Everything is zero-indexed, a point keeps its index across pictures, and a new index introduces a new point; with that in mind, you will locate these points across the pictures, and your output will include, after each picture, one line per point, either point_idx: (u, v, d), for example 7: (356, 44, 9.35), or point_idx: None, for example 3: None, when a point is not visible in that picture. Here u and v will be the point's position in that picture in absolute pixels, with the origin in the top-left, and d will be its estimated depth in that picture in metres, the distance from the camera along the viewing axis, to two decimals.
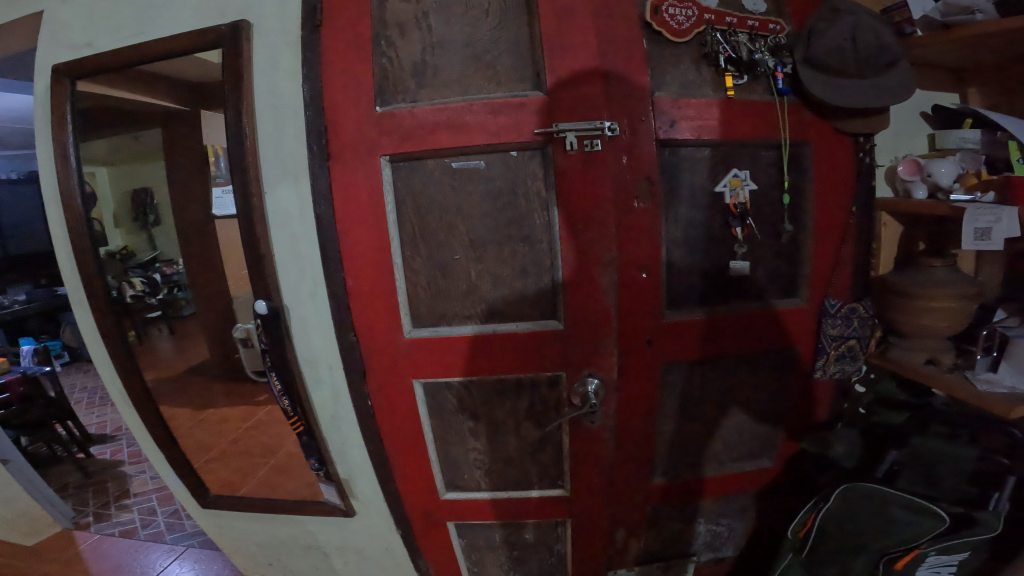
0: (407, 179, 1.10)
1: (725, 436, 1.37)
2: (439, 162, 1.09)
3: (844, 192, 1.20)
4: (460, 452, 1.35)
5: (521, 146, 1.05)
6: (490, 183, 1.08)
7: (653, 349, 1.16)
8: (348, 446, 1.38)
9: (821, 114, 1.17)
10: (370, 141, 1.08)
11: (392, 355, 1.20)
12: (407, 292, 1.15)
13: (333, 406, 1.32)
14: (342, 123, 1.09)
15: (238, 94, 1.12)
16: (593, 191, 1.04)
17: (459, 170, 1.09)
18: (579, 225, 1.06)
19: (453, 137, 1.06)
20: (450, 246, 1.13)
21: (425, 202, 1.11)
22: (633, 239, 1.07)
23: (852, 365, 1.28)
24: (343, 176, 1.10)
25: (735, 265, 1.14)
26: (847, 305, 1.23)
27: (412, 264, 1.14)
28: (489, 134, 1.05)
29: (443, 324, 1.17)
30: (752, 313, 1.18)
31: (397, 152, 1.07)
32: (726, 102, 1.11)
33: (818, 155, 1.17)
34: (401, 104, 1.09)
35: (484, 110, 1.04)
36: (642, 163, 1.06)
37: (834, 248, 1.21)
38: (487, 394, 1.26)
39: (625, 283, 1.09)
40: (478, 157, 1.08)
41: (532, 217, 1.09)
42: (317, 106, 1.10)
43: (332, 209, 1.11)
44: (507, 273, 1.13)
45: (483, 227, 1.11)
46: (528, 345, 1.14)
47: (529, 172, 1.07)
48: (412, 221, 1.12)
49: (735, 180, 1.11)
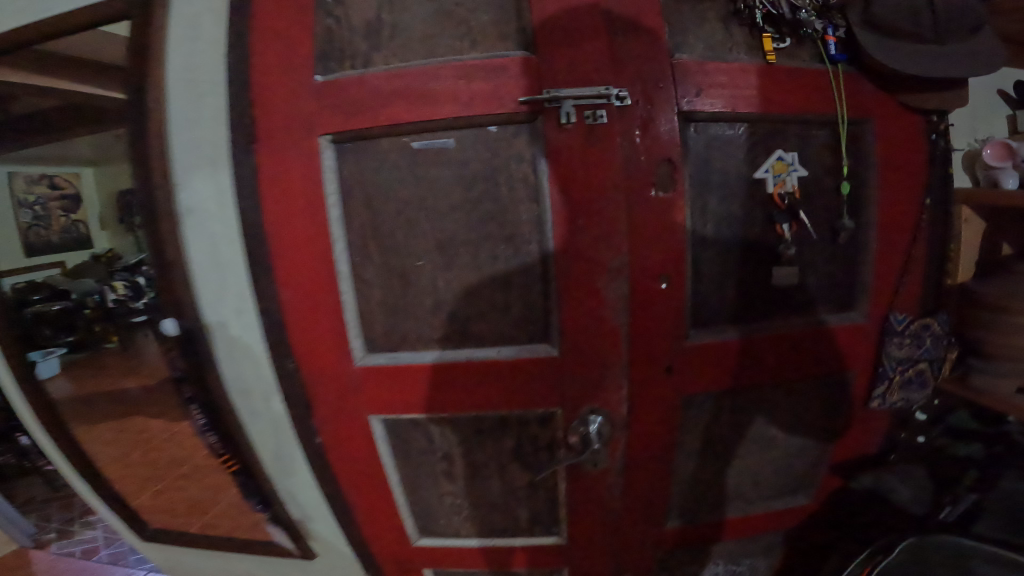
0: (355, 164, 0.85)
1: (757, 471, 1.12)
2: (395, 141, 0.83)
3: (916, 180, 0.95)
4: (433, 495, 1.11)
5: (501, 118, 0.80)
6: (462, 168, 0.82)
7: (673, 380, 0.90)
8: (297, 484, 1.14)
9: (885, 85, 0.91)
10: (306, 117, 0.83)
11: (342, 381, 0.96)
12: (357, 310, 0.90)
13: (275, 443, 1.09)
14: (271, 93, 0.85)
15: (143, 68, 0.89)
16: (595, 177, 0.78)
17: (421, 152, 0.83)
18: (578, 223, 0.80)
19: (412, 108, 0.80)
20: (411, 250, 0.86)
21: (377, 193, 0.85)
22: (649, 242, 0.81)
23: (921, 393, 1.06)
24: (272, 161, 0.86)
25: (777, 273, 0.87)
26: (916, 323, 1.00)
27: (362, 273, 0.89)
28: (459, 103, 0.79)
29: (403, 347, 0.92)
30: (799, 333, 0.93)
31: (340, 130, 0.83)
32: (765, 67, 0.85)
33: (884, 133, 0.91)
34: (347, 71, 0.84)
35: (450, 74, 0.79)
36: (661, 140, 0.80)
37: (901, 250, 0.96)
38: (464, 432, 1.02)
39: (638, 300, 0.83)
40: (447, 135, 0.82)
41: (516, 212, 0.83)
42: (240, 75, 0.86)
43: (259, 202, 0.87)
44: (485, 286, 0.86)
45: (453, 225, 0.84)
46: (513, 376, 0.89)
47: (510, 152, 0.81)
48: (362, 218, 0.86)
49: (779, 164, 0.86)
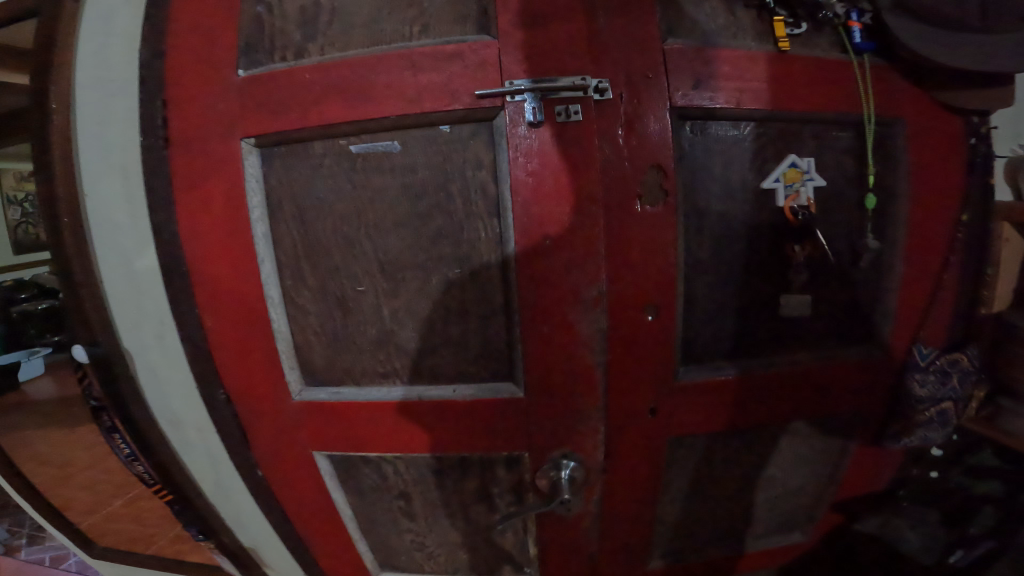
0: (284, 171, 0.71)
1: (758, 512, 1.00)
2: (329, 145, 0.69)
3: (952, 192, 0.80)
4: (392, 533, 0.99)
5: (455, 117, 0.66)
6: (410, 176, 0.69)
7: (660, 423, 0.77)
8: (245, 515, 1.03)
9: (918, 80, 0.77)
10: (227, 112, 0.70)
11: (279, 420, 0.83)
12: (293, 340, 0.77)
13: (214, 474, 0.97)
14: (188, 86, 0.72)
15: (45, 61, 0.77)
16: (569, 188, 0.65)
17: (360, 157, 0.69)
18: (548, 244, 0.66)
19: (346, 104, 0.66)
20: (350, 272, 0.72)
21: (309, 204, 0.71)
22: (632, 266, 0.68)
23: (940, 433, 0.86)
24: (188, 167, 0.72)
25: (784, 302, 0.75)
26: (943, 357, 0.85)
27: (296, 297, 0.75)
28: (404, 98, 0.65)
29: (348, 381, 0.79)
30: (811, 370, 0.79)
31: (265, 132, 0.69)
32: (776, 56, 0.71)
33: (918, 136, 0.77)
34: (276, 65, 0.70)
35: (394, 63, 0.65)
36: (649, 145, 0.66)
37: (931, 274, 0.82)
38: (423, 471, 0.89)
39: (618, 334, 0.70)
40: (390, 137, 0.68)
41: (474, 229, 0.69)
42: (154, 63, 0.73)
43: (174, 215, 0.74)
44: (439, 316, 0.73)
45: (399, 244, 0.70)
46: (473, 419, 0.76)
47: (466, 157, 0.67)
48: (292, 234, 0.73)
49: (793, 172, 0.72)
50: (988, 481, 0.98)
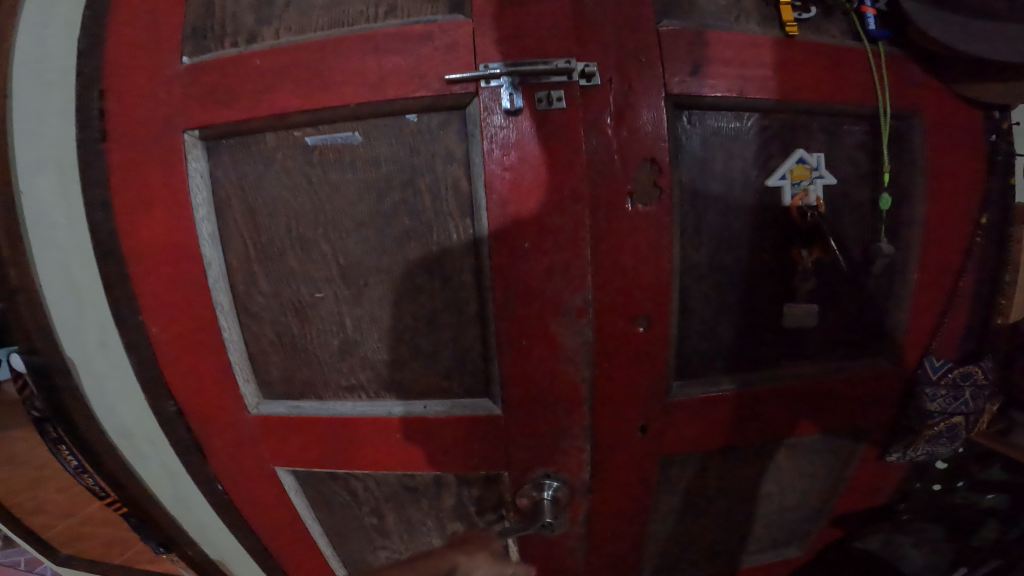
0: (233, 165, 0.64)
1: (760, 533, 0.90)
2: (283, 136, 0.62)
3: (970, 192, 0.73)
4: (365, 550, 0.91)
5: (422, 105, 0.59)
6: (373, 171, 0.62)
7: (650, 442, 0.70)
8: (206, 529, 0.96)
9: (934, 71, 0.70)
10: (171, 98, 0.63)
11: (236, 435, 0.76)
12: (248, 349, 0.71)
13: (172, 484, 0.89)
14: (130, 69, 0.64)
15: None
16: (551, 186, 0.58)
17: (318, 150, 0.62)
18: (526, 247, 0.60)
19: (302, 91, 0.59)
20: (308, 277, 0.66)
21: (262, 202, 0.64)
22: (620, 272, 0.61)
23: (948, 448, 0.81)
24: (130, 158, 0.65)
25: (789, 312, 0.68)
26: (956, 369, 0.76)
27: (250, 303, 0.69)
28: (365, 83, 0.58)
29: (308, 395, 0.72)
30: (814, 385, 0.72)
31: (210, 124, 0.62)
32: (782, 41, 0.64)
33: (934, 133, 0.70)
34: (228, 51, 0.62)
35: (355, 44, 0.58)
36: (641, 138, 0.59)
37: (948, 280, 0.75)
38: (393, 488, 0.81)
39: (604, 346, 0.63)
40: (351, 128, 0.61)
41: (444, 230, 0.62)
42: (95, 43, 0.66)
43: (115, 213, 0.66)
44: (407, 325, 0.66)
45: (361, 246, 0.64)
46: (444, 437, 0.69)
47: (435, 149, 0.61)
48: (244, 235, 0.66)
49: (800, 168, 0.64)
50: (990, 495, 0.90)
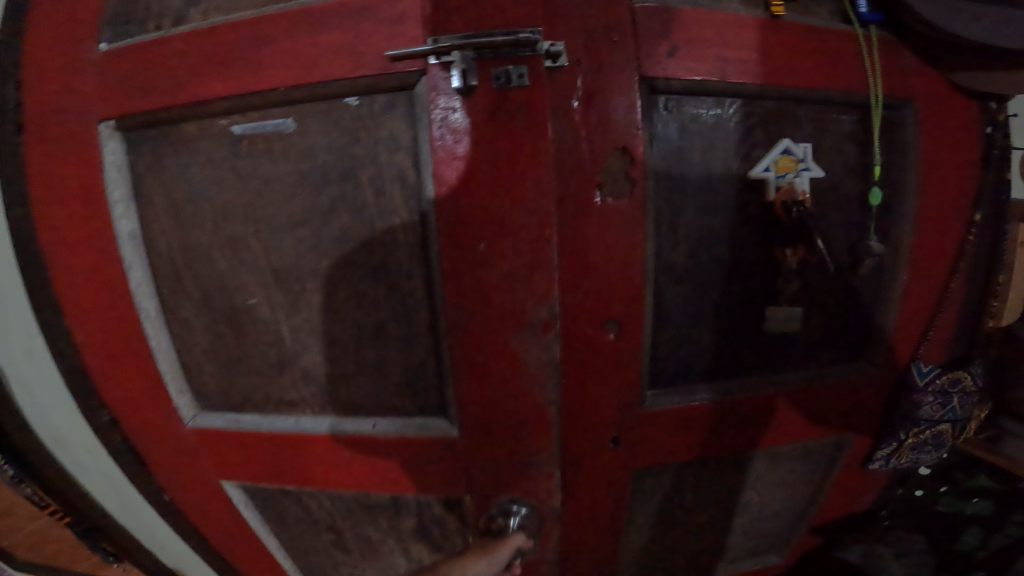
0: (153, 158, 0.58)
1: (745, 545, 0.85)
2: (206, 124, 0.56)
3: (964, 188, 0.69)
4: (322, 562, 0.85)
5: (363, 85, 0.53)
6: (308, 162, 0.56)
7: (624, 454, 0.65)
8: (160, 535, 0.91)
9: (929, 58, 0.65)
10: (93, 78, 0.56)
11: (177, 446, 0.70)
12: (179, 358, 0.66)
13: (116, 495, 0.84)
14: (43, 43, 0.57)
15: None
16: (509, 183, 0.52)
17: (246, 139, 0.56)
18: (482, 249, 0.54)
19: (227, 73, 0.53)
20: (240, 280, 0.60)
21: (185, 199, 0.58)
22: (586, 273, 0.56)
23: (932, 454, 0.77)
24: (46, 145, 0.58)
25: (773, 316, 0.62)
26: (946, 374, 0.71)
27: (180, 308, 0.63)
28: (299, 62, 0.52)
29: (245, 407, 0.67)
30: (797, 392, 0.68)
31: (125, 113, 0.56)
32: (768, 21, 0.58)
33: (928, 123, 0.65)
34: (147, 35, 0.56)
35: (294, 19, 0.52)
36: (613, 124, 0.54)
37: (939, 281, 0.70)
38: (347, 505, 0.75)
39: (571, 354, 0.58)
40: (282, 114, 0.55)
41: (388, 226, 0.56)
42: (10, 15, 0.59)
43: (28, 206, 0.60)
44: (349, 332, 0.61)
45: (296, 245, 0.58)
46: (396, 457, 0.64)
47: (379, 138, 0.55)
48: (168, 235, 0.60)
49: (784, 160, 0.59)
50: (974, 499, 0.86)
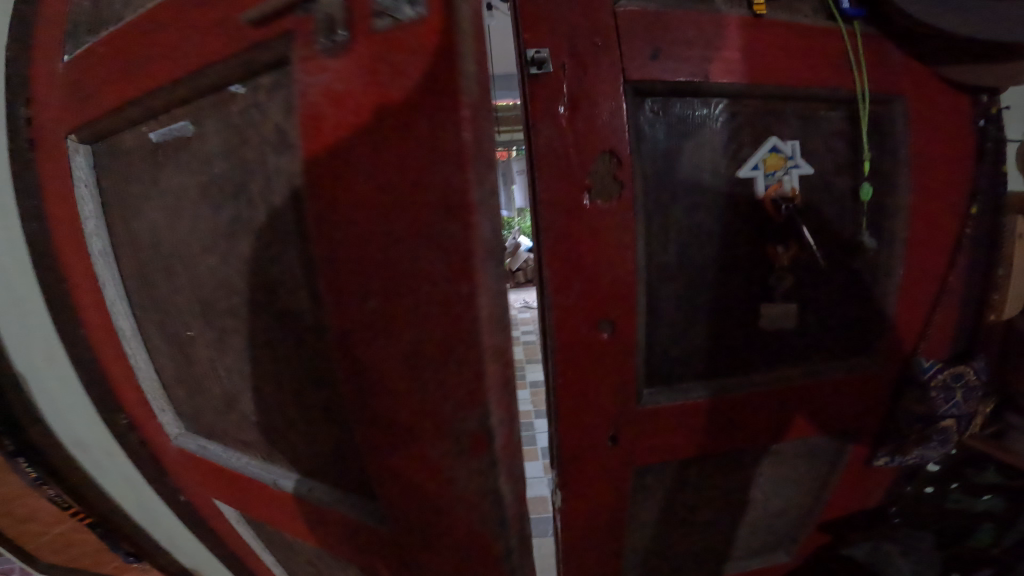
0: (112, 172, 0.64)
1: (752, 543, 0.84)
2: (137, 136, 0.61)
3: (958, 180, 0.69)
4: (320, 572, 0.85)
5: (234, 59, 0.47)
6: (211, 170, 0.57)
7: (622, 453, 0.66)
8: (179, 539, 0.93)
9: (916, 52, 0.65)
10: (69, 95, 0.59)
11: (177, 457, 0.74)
12: (154, 352, 0.73)
13: (135, 497, 0.87)
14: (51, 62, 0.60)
15: None
16: (411, 225, 0.44)
17: (163, 146, 0.60)
18: (372, 306, 0.47)
19: (127, 73, 0.54)
20: (181, 285, 0.64)
21: (136, 212, 0.64)
22: (578, 273, 0.57)
23: (938, 451, 0.76)
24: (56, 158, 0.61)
25: (765, 312, 0.64)
26: (948, 370, 0.71)
27: (152, 318, 0.70)
28: (173, 48, 0.50)
29: (220, 425, 0.74)
30: (797, 388, 0.68)
31: (75, 126, 0.60)
32: (751, 21, 0.59)
33: (917, 117, 0.65)
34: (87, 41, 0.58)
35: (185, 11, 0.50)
36: (481, 80, 0.41)
37: (936, 275, 0.70)
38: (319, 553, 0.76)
39: (566, 354, 0.59)
40: (185, 120, 0.57)
41: (282, 232, 0.54)
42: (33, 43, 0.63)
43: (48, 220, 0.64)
44: (269, 336, 0.61)
45: (213, 254, 0.60)
46: (328, 524, 0.67)
47: (261, 135, 0.52)
48: (131, 247, 0.67)
49: (773, 158, 0.60)
50: (985, 496, 0.84)
